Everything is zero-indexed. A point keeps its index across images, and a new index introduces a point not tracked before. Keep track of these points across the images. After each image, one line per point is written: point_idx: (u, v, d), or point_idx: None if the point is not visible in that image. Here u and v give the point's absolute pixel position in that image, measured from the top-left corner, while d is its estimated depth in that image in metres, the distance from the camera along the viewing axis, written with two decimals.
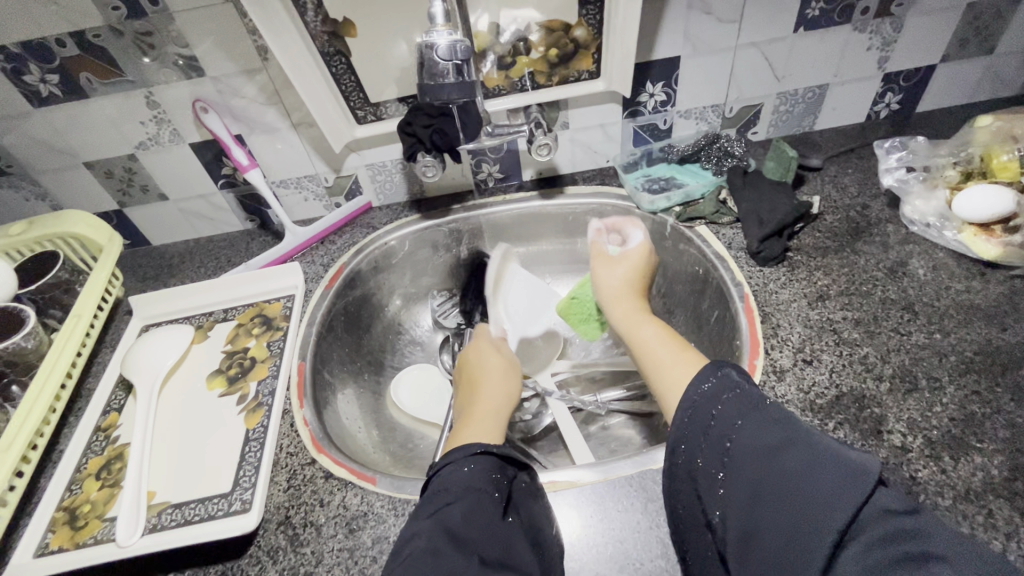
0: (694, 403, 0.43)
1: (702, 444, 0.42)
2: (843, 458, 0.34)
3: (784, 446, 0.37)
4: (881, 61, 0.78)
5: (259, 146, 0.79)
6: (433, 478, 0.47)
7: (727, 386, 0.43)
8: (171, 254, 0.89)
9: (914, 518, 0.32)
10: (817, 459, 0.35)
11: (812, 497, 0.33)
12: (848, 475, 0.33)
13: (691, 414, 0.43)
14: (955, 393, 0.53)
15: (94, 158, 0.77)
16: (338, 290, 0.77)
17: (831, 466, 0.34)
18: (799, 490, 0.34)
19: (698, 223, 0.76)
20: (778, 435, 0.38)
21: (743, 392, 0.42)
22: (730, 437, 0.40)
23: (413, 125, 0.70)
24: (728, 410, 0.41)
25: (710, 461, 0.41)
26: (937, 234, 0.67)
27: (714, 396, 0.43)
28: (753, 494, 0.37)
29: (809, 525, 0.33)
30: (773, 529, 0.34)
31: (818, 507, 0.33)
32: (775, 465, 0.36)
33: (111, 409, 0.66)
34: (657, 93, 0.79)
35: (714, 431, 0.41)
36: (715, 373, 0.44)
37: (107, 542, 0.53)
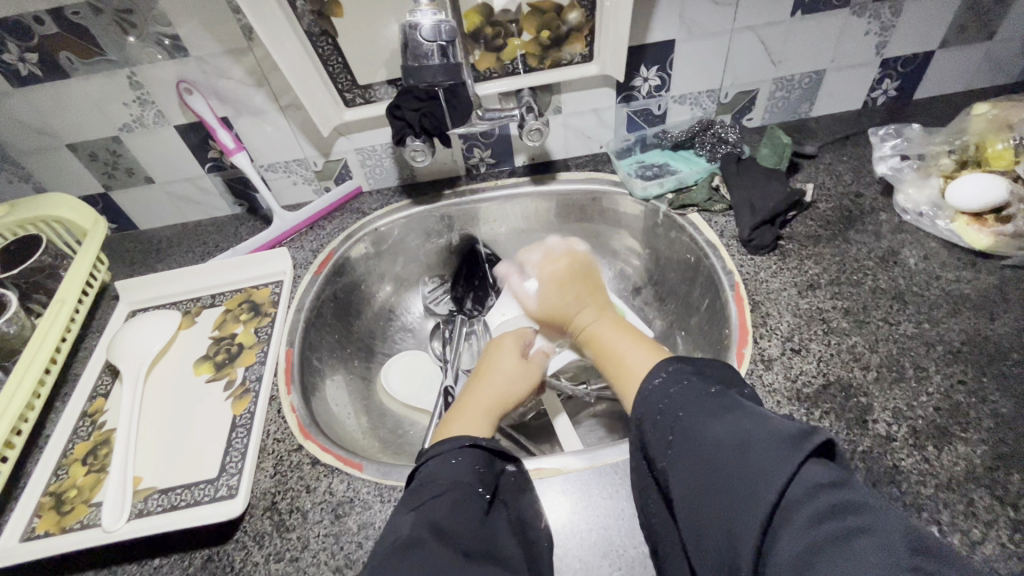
0: (644, 400, 0.45)
1: (653, 428, 0.43)
2: (779, 432, 0.36)
3: (726, 423, 0.39)
4: (879, 47, 0.77)
5: (247, 129, 0.77)
6: (418, 469, 0.47)
7: (679, 375, 0.45)
8: (158, 239, 0.88)
9: (843, 491, 0.33)
10: (759, 436, 0.36)
11: (749, 473, 0.35)
12: (783, 448, 0.35)
13: (644, 404, 0.45)
14: (941, 382, 0.53)
15: (77, 140, 0.76)
16: (327, 276, 0.77)
17: (766, 440, 0.36)
18: (737, 466, 0.36)
19: (691, 210, 0.75)
20: (722, 415, 0.40)
21: (692, 380, 0.44)
22: (676, 422, 0.42)
23: (402, 109, 0.68)
24: (677, 395, 0.43)
25: (659, 443, 0.42)
26: (930, 223, 0.67)
27: (666, 386, 0.44)
28: (698, 472, 0.38)
29: (745, 500, 0.34)
30: (717, 507, 0.36)
31: (753, 482, 0.34)
32: (719, 442, 0.38)
33: (98, 394, 0.65)
34: (651, 78, 0.78)
35: (664, 414, 0.43)
36: (665, 368, 0.46)
37: (93, 527, 0.53)
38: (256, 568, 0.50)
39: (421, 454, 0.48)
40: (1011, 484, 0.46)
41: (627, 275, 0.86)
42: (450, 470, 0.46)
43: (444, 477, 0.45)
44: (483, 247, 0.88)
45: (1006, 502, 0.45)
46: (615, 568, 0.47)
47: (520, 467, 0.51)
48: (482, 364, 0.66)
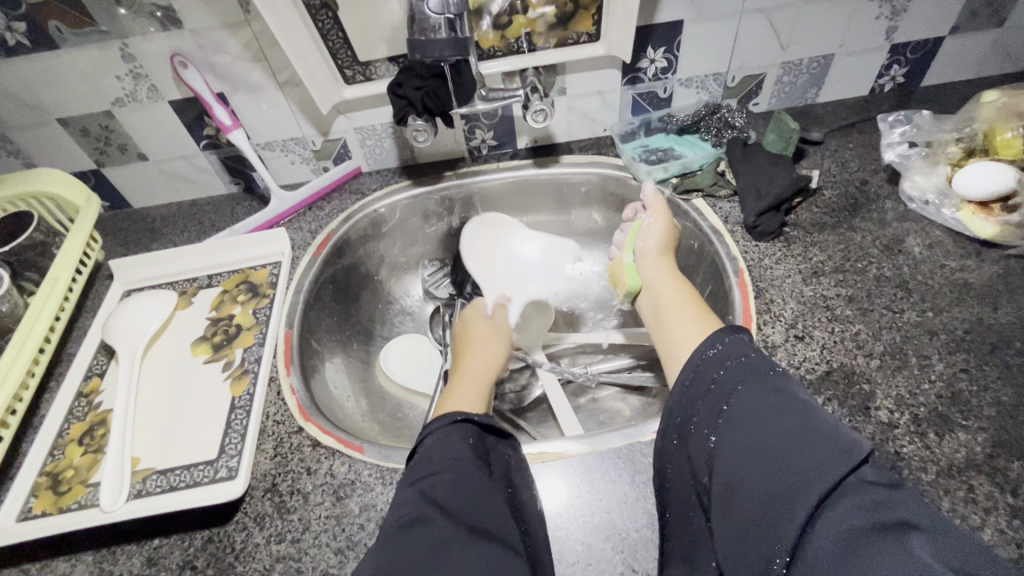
0: (698, 366, 0.43)
1: (701, 402, 0.41)
2: (838, 430, 0.34)
3: (781, 409, 0.37)
4: (888, 31, 0.76)
5: (243, 106, 0.75)
6: (424, 440, 0.47)
7: (738, 350, 0.43)
8: (152, 218, 0.86)
9: (898, 491, 0.31)
10: (816, 425, 0.35)
11: (802, 464, 0.33)
12: (840, 446, 0.33)
13: (696, 374, 0.43)
14: (943, 370, 0.53)
15: (68, 114, 0.74)
16: (326, 258, 0.75)
17: (825, 435, 0.34)
18: (788, 454, 0.34)
19: (696, 195, 0.74)
20: (778, 400, 0.38)
21: (755, 357, 0.42)
22: (730, 396, 0.40)
23: (403, 87, 0.67)
24: (735, 371, 0.41)
25: (704, 423, 0.41)
26: (935, 211, 0.66)
27: (722, 359, 0.42)
28: (742, 453, 0.37)
29: (791, 489, 0.33)
30: (757, 488, 0.34)
31: (804, 473, 0.33)
32: (770, 427, 0.36)
33: (93, 374, 0.64)
34: (658, 60, 0.76)
35: (716, 392, 0.41)
36: (721, 339, 0.44)
37: (91, 507, 0.53)
38: (257, 549, 0.49)
39: (420, 433, 0.48)
40: (1011, 471, 0.47)
41: None
42: (449, 446, 0.46)
43: (443, 453, 0.45)
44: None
45: (1006, 489, 0.46)
46: (617, 551, 0.47)
47: (519, 450, 0.51)
48: (459, 344, 0.68)
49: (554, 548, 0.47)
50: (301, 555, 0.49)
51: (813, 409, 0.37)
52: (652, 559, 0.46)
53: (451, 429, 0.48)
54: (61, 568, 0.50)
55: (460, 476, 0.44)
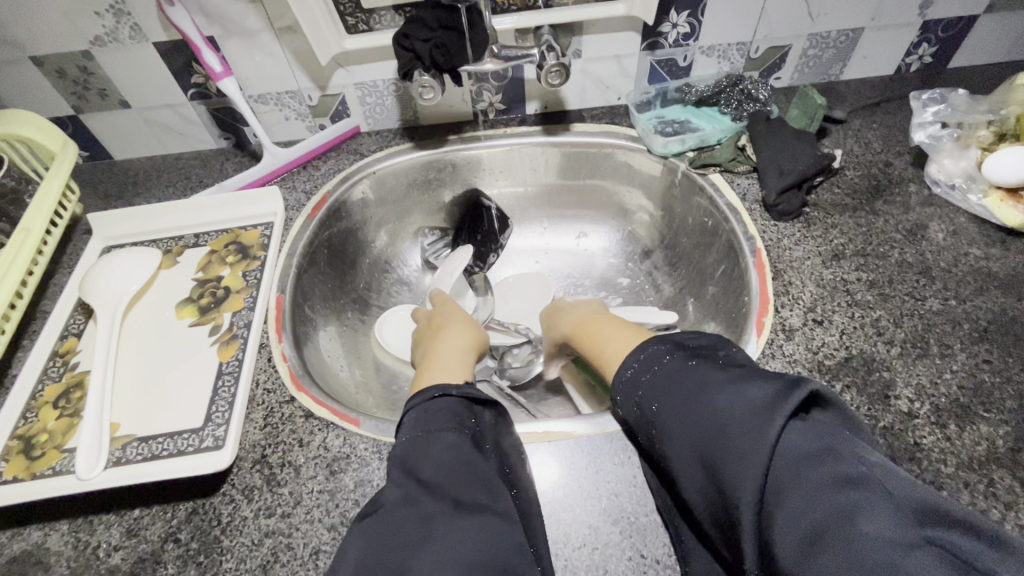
0: (623, 390, 0.44)
1: (642, 416, 0.43)
2: (750, 405, 0.35)
3: (703, 399, 0.38)
4: (923, 6, 0.72)
5: (234, 52, 0.70)
6: (405, 420, 0.45)
7: (650, 363, 0.44)
8: (135, 171, 0.81)
9: (838, 459, 0.32)
10: (733, 412, 0.36)
11: (730, 459, 0.34)
12: (757, 421, 0.34)
13: (622, 397, 0.44)
14: (965, 360, 0.52)
15: (42, 52, 0.68)
16: (321, 221, 0.71)
17: (744, 415, 0.35)
18: (721, 444, 0.35)
19: (713, 170, 0.71)
20: (698, 392, 0.39)
21: (666, 360, 0.43)
22: (655, 408, 0.42)
23: (410, 39, 0.62)
24: (653, 382, 0.43)
25: (651, 431, 0.42)
26: (961, 197, 0.64)
27: (638, 377, 0.44)
28: (690, 454, 0.38)
29: (736, 478, 0.34)
30: (714, 486, 0.36)
31: (741, 460, 0.34)
32: (701, 424, 0.37)
33: (70, 333, 0.60)
34: (680, 24, 0.72)
35: (641, 403, 0.43)
36: (638, 356, 0.45)
37: (67, 474, 0.49)
38: (245, 523, 0.47)
39: (403, 410, 0.45)
40: None
41: (637, 236, 0.82)
42: (433, 417, 0.44)
43: (421, 424, 0.43)
44: (489, 202, 0.80)
45: None
46: (625, 535, 0.45)
47: (511, 421, 0.48)
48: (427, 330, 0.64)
49: (558, 531, 0.45)
50: (292, 531, 0.46)
51: (727, 388, 0.38)
52: (662, 544, 0.44)
53: (429, 405, 0.45)
54: (34, 536, 0.47)
55: (460, 454, 0.41)
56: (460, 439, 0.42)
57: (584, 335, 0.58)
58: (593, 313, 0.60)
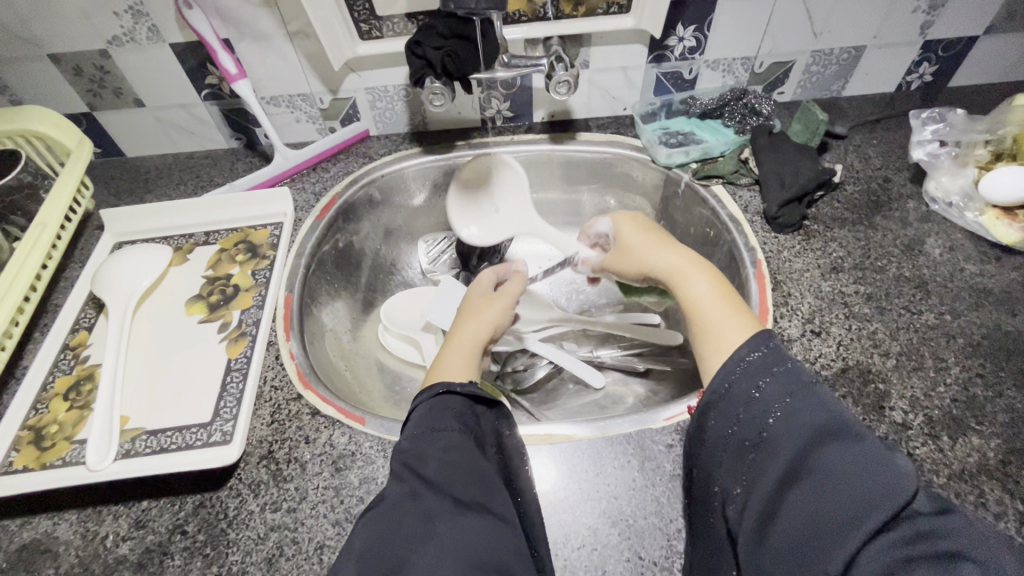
0: (737, 372, 0.40)
1: (734, 417, 0.39)
2: (887, 455, 0.32)
3: (825, 428, 0.35)
4: (923, 27, 0.73)
5: (249, 55, 0.71)
6: (412, 414, 0.45)
7: (775, 360, 0.39)
8: (147, 168, 0.82)
9: (944, 517, 0.30)
10: (868, 455, 0.33)
11: (849, 495, 0.32)
12: (892, 474, 0.32)
13: (735, 381, 0.39)
14: (959, 374, 0.53)
15: (60, 51, 0.69)
16: (329, 222, 0.72)
17: (878, 467, 0.32)
18: (839, 482, 0.32)
19: (716, 182, 0.72)
20: (824, 417, 0.35)
21: (796, 365, 0.39)
22: (770, 408, 0.37)
23: (423, 47, 0.64)
24: (770, 385, 0.38)
25: (739, 434, 0.38)
26: (958, 214, 0.65)
27: (762, 367, 0.39)
28: (782, 475, 0.35)
29: (842, 514, 0.31)
30: (799, 511, 0.33)
31: (857, 501, 0.31)
32: (814, 450, 0.34)
33: (81, 326, 0.61)
34: (686, 38, 0.73)
35: (754, 398, 0.38)
36: (764, 343, 0.40)
37: (77, 464, 0.50)
38: (251, 517, 0.48)
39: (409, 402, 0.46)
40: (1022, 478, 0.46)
41: None
42: (438, 416, 0.44)
43: (426, 422, 0.44)
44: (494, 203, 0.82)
45: (1015, 495, 0.45)
46: (624, 537, 0.46)
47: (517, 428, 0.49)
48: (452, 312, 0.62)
49: (558, 531, 0.46)
50: (298, 525, 0.47)
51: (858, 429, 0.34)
52: (660, 547, 0.45)
53: (435, 403, 0.45)
54: (43, 525, 0.48)
55: (462, 454, 0.42)
56: (463, 439, 0.43)
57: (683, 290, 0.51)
58: (691, 262, 0.52)
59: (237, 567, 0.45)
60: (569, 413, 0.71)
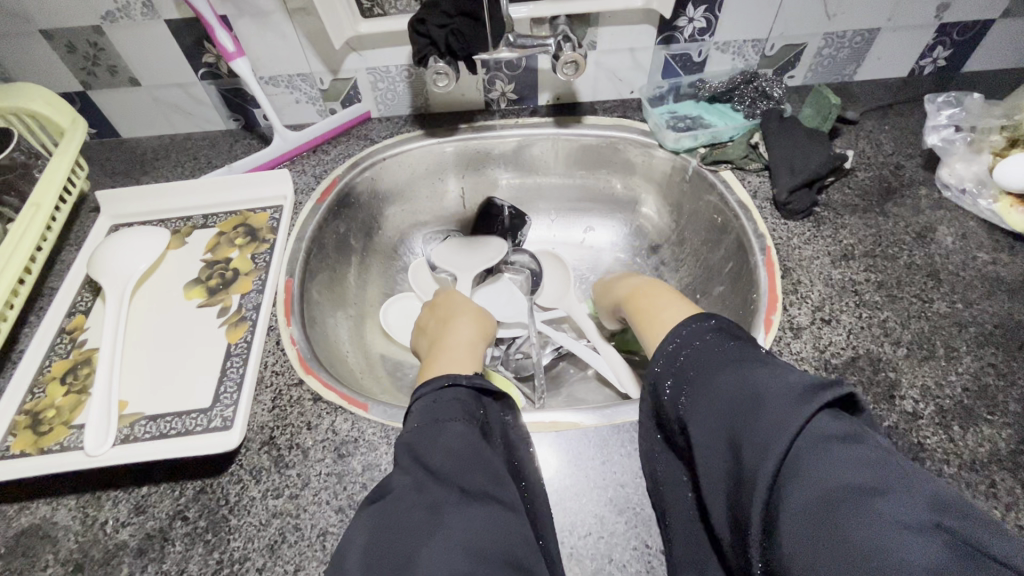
0: (662, 363, 0.43)
1: (666, 389, 0.42)
2: (785, 388, 0.35)
3: (737, 374, 0.38)
4: (939, 9, 0.72)
5: (247, 33, 0.69)
6: (414, 405, 0.45)
7: (696, 334, 0.43)
8: (143, 149, 0.81)
9: (859, 444, 0.32)
10: (769, 392, 0.35)
11: (754, 435, 0.34)
12: (793, 400, 0.33)
13: (659, 368, 0.43)
14: (971, 363, 0.52)
15: (53, 27, 0.67)
16: (331, 206, 0.71)
17: (775, 399, 0.34)
18: (746, 425, 0.35)
19: (724, 167, 0.71)
20: (731, 370, 0.38)
21: (702, 336, 0.42)
22: (688, 378, 0.41)
23: (426, 25, 0.62)
24: (691, 355, 0.41)
25: (669, 399, 0.42)
26: (971, 202, 0.64)
27: (680, 348, 0.42)
28: (710, 430, 0.37)
29: (755, 450, 0.33)
30: (726, 462, 0.35)
31: (766, 434, 0.33)
32: (730, 399, 0.37)
33: (77, 310, 0.60)
34: (696, 19, 0.71)
35: (677, 373, 0.42)
36: (678, 332, 0.43)
37: (74, 449, 0.49)
38: (253, 503, 0.47)
39: (411, 394, 0.46)
40: None
41: (645, 231, 0.82)
42: (441, 407, 0.43)
43: (427, 412, 0.43)
44: (500, 201, 0.82)
45: None
46: (631, 526, 0.45)
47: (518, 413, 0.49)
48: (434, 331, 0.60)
49: (564, 520, 0.46)
50: (300, 512, 0.46)
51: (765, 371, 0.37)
52: None
53: (441, 393, 0.44)
54: (43, 510, 0.48)
55: (469, 443, 0.41)
56: (469, 428, 0.42)
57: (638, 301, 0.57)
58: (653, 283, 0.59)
59: (239, 554, 0.44)
60: (573, 401, 0.70)
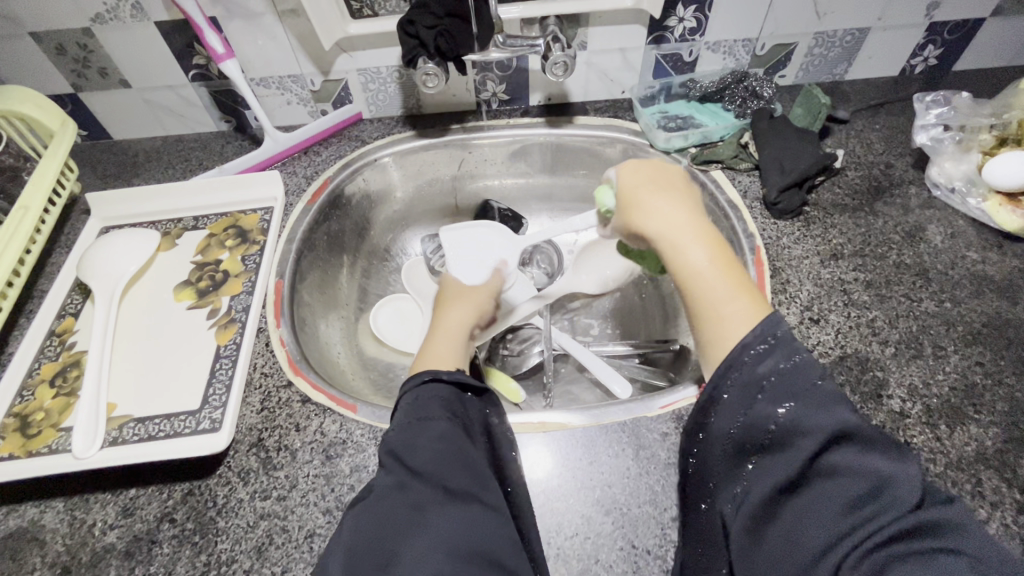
0: (739, 367, 0.37)
1: (738, 420, 0.36)
2: (895, 461, 0.31)
3: (837, 424, 0.33)
4: (930, 8, 0.72)
5: (237, 35, 0.69)
6: (400, 402, 0.44)
7: (787, 346, 0.36)
8: (135, 151, 0.81)
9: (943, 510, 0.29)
10: (874, 457, 0.31)
11: (848, 500, 0.30)
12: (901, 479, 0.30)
13: (736, 375, 0.37)
14: (959, 362, 0.52)
15: (42, 29, 0.67)
16: (321, 207, 0.71)
17: (881, 468, 0.31)
18: (840, 485, 0.31)
19: (714, 167, 0.71)
20: (834, 417, 0.33)
21: (805, 360, 0.36)
22: (779, 408, 0.35)
23: (415, 25, 0.62)
24: (782, 381, 0.35)
25: (744, 424, 0.36)
26: (961, 201, 0.64)
27: (771, 360, 0.36)
28: (786, 480, 0.33)
29: (843, 515, 0.30)
30: (796, 512, 0.32)
31: (867, 506, 0.30)
32: (817, 455, 0.33)
33: (67, 312, 0.60)
34: (687, 19, 0.71)
35: (761, 397, 0.36)
36: (772, 334, 0.37)
37: (63, 452, 0.50)
38: (240, 505, 0.47)
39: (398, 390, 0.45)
40: (1019, 467, 0.46)
41: None
42: (425, 404, 0.43)
43: (416, 409, 0.42)
44: (497, 203, 0.82)
45: (1013, 485, 0.45)
46: (617, 526, 0.45)
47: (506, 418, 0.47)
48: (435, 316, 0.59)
49: (551, 520, 0.46)
50: (287, 514, 0.46)
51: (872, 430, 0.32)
52: (653, 535, 0.45)
53: (422, 390, 0.44)
54: (30, 513, 0.48)
55: (449, 440, 0.40)
56: (452, 426, 0.41)
57: (678, 261, 0.44)
58: (694, 225, 0.44)
59: (227, 556, 0.44)
60: (564, 401, 0.70)
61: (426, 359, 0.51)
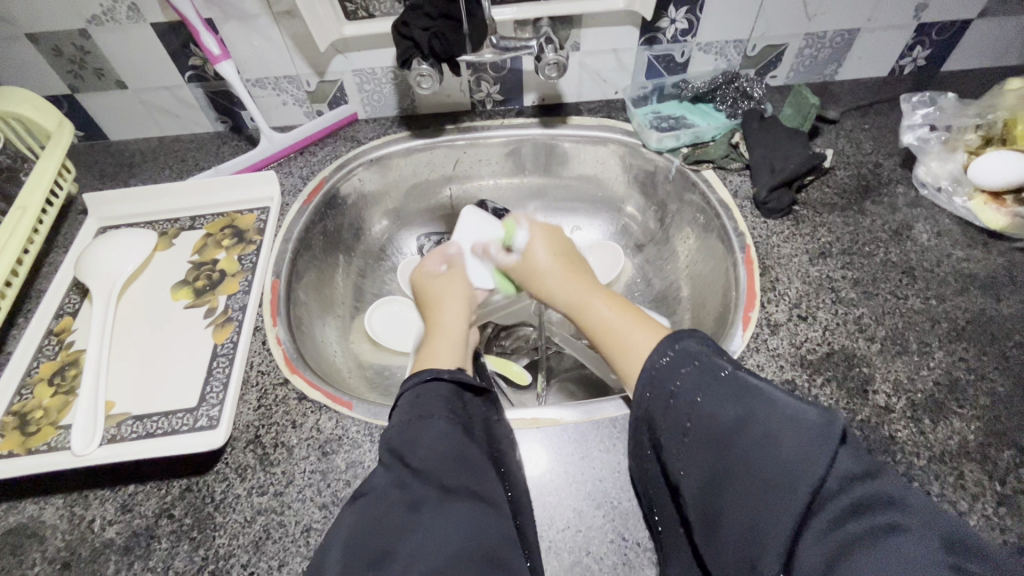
0: (653, 380, 0.41)
1: (663, 421, 0.40)
2: (798, 423, 0.33)
3: (741, 410, 0.36)
4: (918, 9, 0.73)
5: (233, 36, 0.69)
6: (399, 400, 0.46)
7: (688, 356, 0.40)
8: (131, 152, 0.81)
9: (874, 483, 0.32)
10: (781, 428, 0.34)
11: (773, 481, 0.33)
12: (808, 443, 0.32)
13: (652, 388, 0.41)
14: (943, 358, 0.53)
15: (39, 31, 0.68)
16: (317, 207, 0.72)
17: (792, 438, 0.33)
18: (761, 467, 0.33)
19: (706, 166, 0.72)
20: (739, 403, 0.36)
21: (703, 359, 0.40)
22: (692, 408, 0.38)
23: (410, 26, 0.62)
24: (687, 381, 0.39)
25: (670, 429, 0.39)
26: (947, 199, 0.65)
27: (675, 367, 0.40)
28: (713, 472, 0.36)
29: (771, 496, 0.32)
30: (736, 502, 0.34)
31: (782, 476, 0.32)
32: (735, 444, 0.35)
33: (65, 312, 0.61)
34: (678, 20, 0.72)
35: (673, 402, 0.39)
36: (672, 345, 0.42)
37: (62, 449, 0.50)
38: (238, 501, 0.48)
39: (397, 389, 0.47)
40: (1000, 460, 0.47)
41: (630, 231, 0.83)
42: (424, 402, 0.44)
43: (415, 409, 0.44)
44: (492, 203, 0.81)
45: (994, 477, 0.46)
46: (608, 519, 0.46)
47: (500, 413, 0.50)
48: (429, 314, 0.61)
49: (544, 514, 0.47)
50: (284, 509, 0.47)
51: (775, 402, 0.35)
52: (644, 528, 0.46)
53: (423, 387, 0.46)
54: (30, 509, 0.48)
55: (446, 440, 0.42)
56: (450, 424, 0.43)
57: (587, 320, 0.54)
58: (589, 291, 0.56)
59: (224, 550, 0.45)
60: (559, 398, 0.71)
61: (428, 358, 0.53)
